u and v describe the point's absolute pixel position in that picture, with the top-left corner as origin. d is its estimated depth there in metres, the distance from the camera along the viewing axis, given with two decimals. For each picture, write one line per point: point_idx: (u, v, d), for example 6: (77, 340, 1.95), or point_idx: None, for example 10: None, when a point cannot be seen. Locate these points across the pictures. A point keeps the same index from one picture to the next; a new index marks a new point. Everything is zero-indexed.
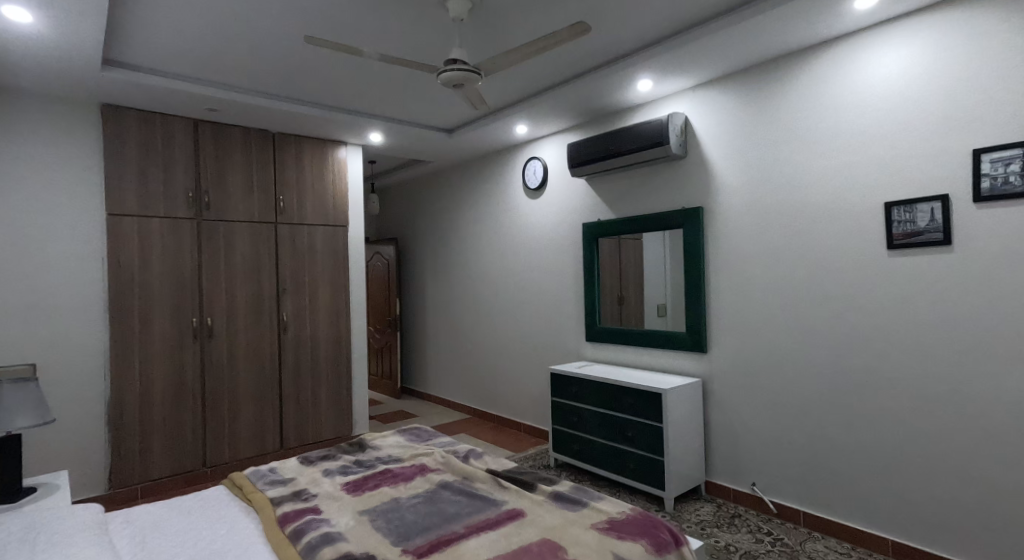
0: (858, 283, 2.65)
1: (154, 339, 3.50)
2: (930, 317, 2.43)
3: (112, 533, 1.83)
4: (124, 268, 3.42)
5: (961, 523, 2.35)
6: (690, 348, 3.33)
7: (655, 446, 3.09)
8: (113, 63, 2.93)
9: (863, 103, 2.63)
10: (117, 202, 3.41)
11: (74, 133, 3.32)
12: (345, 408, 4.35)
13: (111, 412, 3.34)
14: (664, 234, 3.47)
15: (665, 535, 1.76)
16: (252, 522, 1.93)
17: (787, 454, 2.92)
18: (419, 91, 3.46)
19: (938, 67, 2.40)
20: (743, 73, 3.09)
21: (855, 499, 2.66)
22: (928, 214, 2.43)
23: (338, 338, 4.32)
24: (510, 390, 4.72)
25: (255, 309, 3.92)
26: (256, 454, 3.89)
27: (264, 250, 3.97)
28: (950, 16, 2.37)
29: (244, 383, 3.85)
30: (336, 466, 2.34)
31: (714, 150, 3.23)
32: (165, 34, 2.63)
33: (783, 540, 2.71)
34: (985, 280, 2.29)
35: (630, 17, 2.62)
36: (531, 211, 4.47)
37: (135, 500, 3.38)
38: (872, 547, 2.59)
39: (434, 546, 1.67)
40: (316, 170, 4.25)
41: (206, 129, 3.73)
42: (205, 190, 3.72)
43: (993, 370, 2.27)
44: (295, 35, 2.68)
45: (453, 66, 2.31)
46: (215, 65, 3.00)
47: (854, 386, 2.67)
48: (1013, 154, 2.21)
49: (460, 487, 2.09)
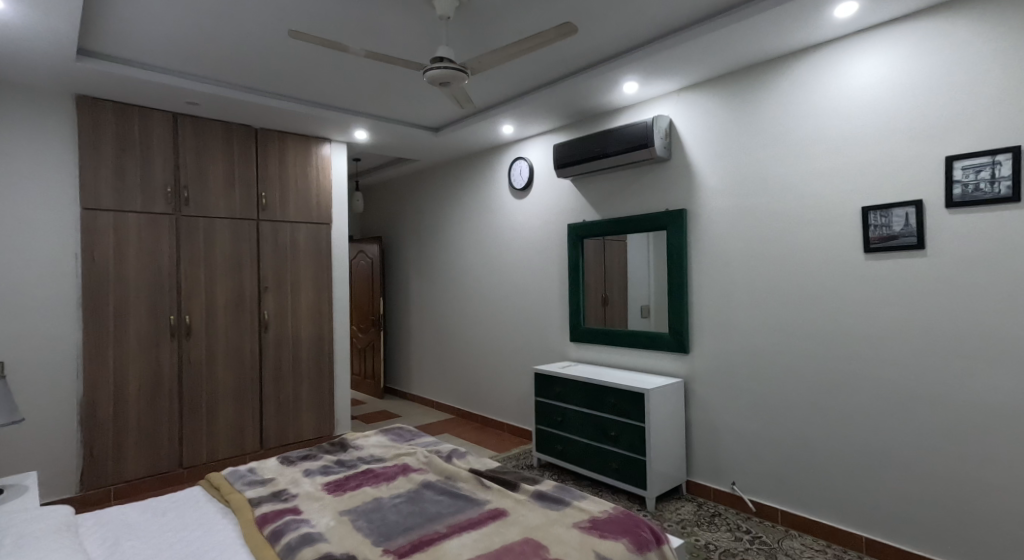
0: (836, 286, 2.70)
1: (130, 337, 3.43)
2: (905, 319, 2.49)
3: (84, 535, 1.80)
4: (99, 264, 3.35)
5: (932, 520, 2.41)
6: (673, 348, 3.36)
7: (637, 446, 3.12)
8: (88, 53, 2.86)
9: (843, 109, 2.67)
10: (93, 197, 3.33)
11: (48, 125, 3.24)
12: (327, 407, 4.31)
13: (84, 411, 3.27)
14: (648, 235, 3.49)
15: (646, 533, 1.77)
16: (230, 523, 1.91)
17: (766, 454, 2.96)
18: (404, 89, 3.45)
19: (917, 75, 2.45)
20: (727, 76, 3.12)
21: (831, 498, 2.71)
22: (903, 218, 2.48)
23: (321, 338, 4.28)
24: (494, 390, 4.72)
25: (235, 307, 3.87)
26: (235, 455, 3.84)
27: (245, 247, 3.92)
28: (929, 25, 2.42)
29: (223, 382, 3.79)
30: (316, 466, 2.32)
31: (696, 152, 3.27)
32: (143, 25, 2.59)
33: (761, 538, 2.75)
34: (958, 283, 2.35)
35: (615, 19, 2.63)
36: (515, 211, 4.48)
37: (109, 501, 3.32)
38: (846, 545, 2.64)
39: (416, 546, 1.67)
40: (299, 167, 4.20)
41: (186, 123, 3.67)
42: (185, 186, 3.66)
43: (964, 371, 2.34)
44: (277, 28, 2.64)
45: (439, 64, 2.30)
46: (196, 58, 2.96)
47: (832, 387, 2.71)
48: (984, 161, 2.27)
49: (443, 487, 2.08)
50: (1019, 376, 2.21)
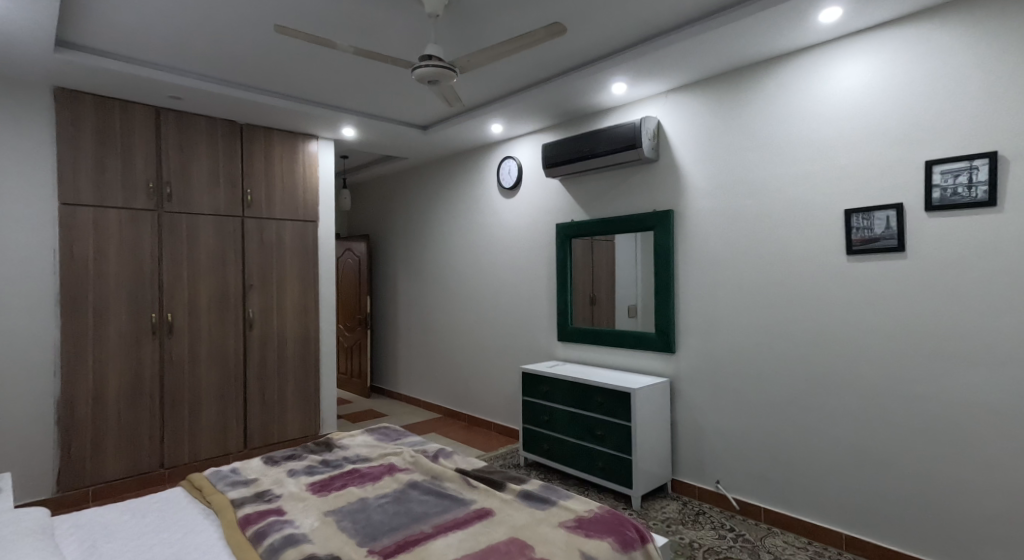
0: (819, 288, 2.73)
1: (110, 335, 3.38)
2: (887, 321, 2.52)
3: (60, 538, 1.77)
4: (78, 260, 3.29)
5: (910, 518, 2.46)
6: (659, 348, 3.38)
7: (623, 445, 3.13)
8: (66, 44, 2.80)
9: (826, 112, 2.71)
10: (71, 192, 3.27)
11: (24, 118, 3.17)
12: (312, 407, 4.28)
13: (61, 411, 3.22)
14: (636, 236, 3.51)
15: (632, 532, 1.77)
16: (211, 524, 1.89)
17: (750, 452, 3.00)
18: (393, 86, 3.43)
19: (899, 81, 2.49)
20: (714, 78, 3.14)
21: (814, 496, 2.75)
22: (884, 221, 2.52)
23: (306, 337, 4.25)
24: (482, 389, 4.72)
25: (220, 305, 3.83)
26: (218, 455, 3.80)
27: (230, 245, 3.88)
28: (911, 32, 2.46)
29: (206, 381, 3.75)
30: (301, 466, 2.30)
31: (683, 153, 3.29)
32: (126, 16, 2.54)
33: (745, 536, 2.78)
34: (938, 285, 2.39)
35: (604, 20, 2.64)
36: (504, 210, 4.48)
37: (86, 502, 3.26)
38: (827, 542, 2.68)
39: (401, 546, 1.67)
40: (286, 164, 4.17)
41: (169, 117, 3.62)
42: (167, 181, 3.61)
43: (941, 371, 2.38)
44: (263, 22, 2.61)
45: (428, 62, 2.29)
46: (180, 51, 2.92)
47: (815, 387, 2.75)
48: (962, 166, 2.32)
49: (429, 487, 2.08)
50: (996, 376, 2.25)
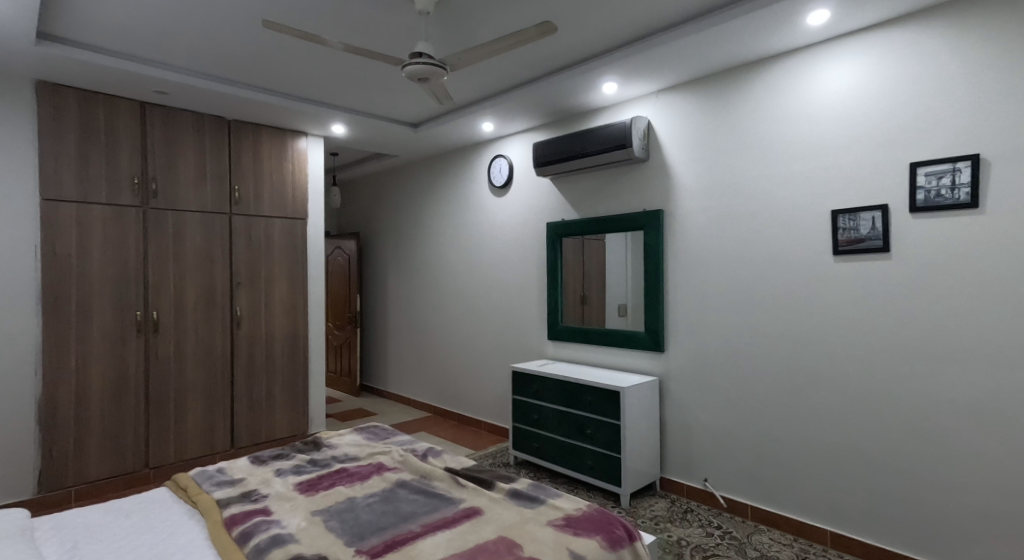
0: (806, 288, 2.76)
1: (93, 332, 3.34)
2: (873, 321, 2.55)
3: (41, 539, 1.74)
4: (61, 256, 3.24)
5: (894, 515, 2.49)
6: (649, 347, 3.39)
7: (612, 443, 3.14)
8: (49, 37, 2.76)
9: (813, 113, 2.73)
10: (54, 187, 3.22)
11: (5, 111, 3.12)
12: (300, 406, 4.26)
13: (43, 409, 3.17)
14: (627, 235, 3.52)
15: (619, 530, 1.78)
16: (196, 524, 1.87)
17: (738, 450, 3.02)
18: (383, 84, 3.42)
19: (885, 83, 2.52)
20: (704, 79, 3.15)
21: (800, 494, 2.78)
22: (870, 222, 2.55)
23: (295, 336, 4.23)
24: (472, 388, 4.71)
25: (206, 303, 3.79)
26: (204, 454, 3.77)
27: (217, 242, 3.84)
28: (897, 35, 2.48)
29: (192, 379, 3.72)
30: (289, 466, 2.28)
31: (673, 152, 3.31)
32: (109, 9, 2.51)
33: (732, 533, 2.81)
34: (922, 286, 2.42)
35: (594, 20, 2.65)
36: (494, 209, 4.47)
37: (67, 503, 3.21)
38: (812, 539, 2.71)
39: (389, 546, 1.66)
40: (275, 160, 4.13)
41: (154, 113, 3.58)
42: (152, 176, 3.57)
43: (924, 370, 2.42)
44: (251, 17, 2.59)
45: (417, 60, 2.27)
46: (167, 46, 2.89)
47: (802, 385, 2.77)
48: (945, 168, 2.35)
49: (418, 486, 2.07)
50: (977, 374, 2.29)
